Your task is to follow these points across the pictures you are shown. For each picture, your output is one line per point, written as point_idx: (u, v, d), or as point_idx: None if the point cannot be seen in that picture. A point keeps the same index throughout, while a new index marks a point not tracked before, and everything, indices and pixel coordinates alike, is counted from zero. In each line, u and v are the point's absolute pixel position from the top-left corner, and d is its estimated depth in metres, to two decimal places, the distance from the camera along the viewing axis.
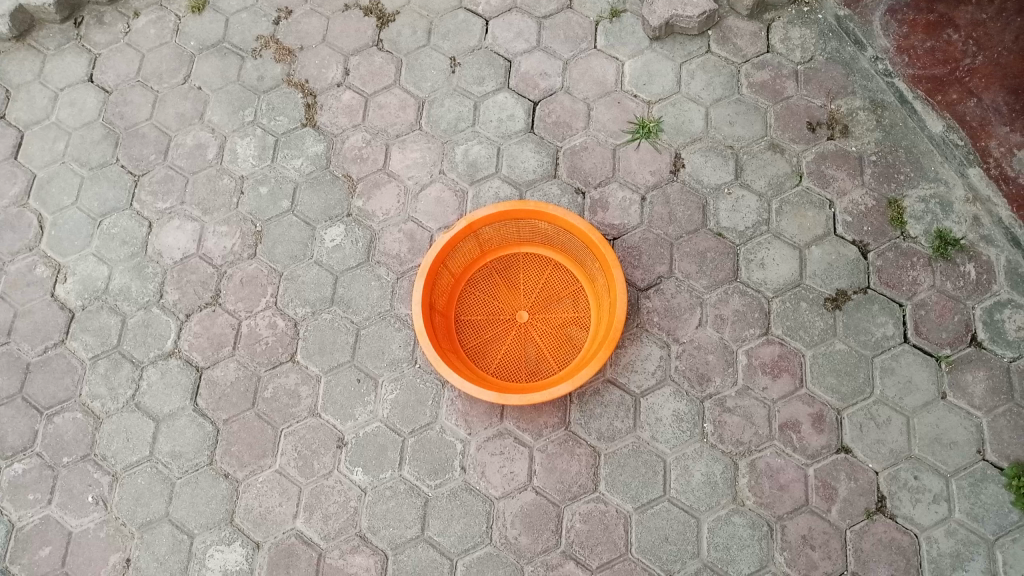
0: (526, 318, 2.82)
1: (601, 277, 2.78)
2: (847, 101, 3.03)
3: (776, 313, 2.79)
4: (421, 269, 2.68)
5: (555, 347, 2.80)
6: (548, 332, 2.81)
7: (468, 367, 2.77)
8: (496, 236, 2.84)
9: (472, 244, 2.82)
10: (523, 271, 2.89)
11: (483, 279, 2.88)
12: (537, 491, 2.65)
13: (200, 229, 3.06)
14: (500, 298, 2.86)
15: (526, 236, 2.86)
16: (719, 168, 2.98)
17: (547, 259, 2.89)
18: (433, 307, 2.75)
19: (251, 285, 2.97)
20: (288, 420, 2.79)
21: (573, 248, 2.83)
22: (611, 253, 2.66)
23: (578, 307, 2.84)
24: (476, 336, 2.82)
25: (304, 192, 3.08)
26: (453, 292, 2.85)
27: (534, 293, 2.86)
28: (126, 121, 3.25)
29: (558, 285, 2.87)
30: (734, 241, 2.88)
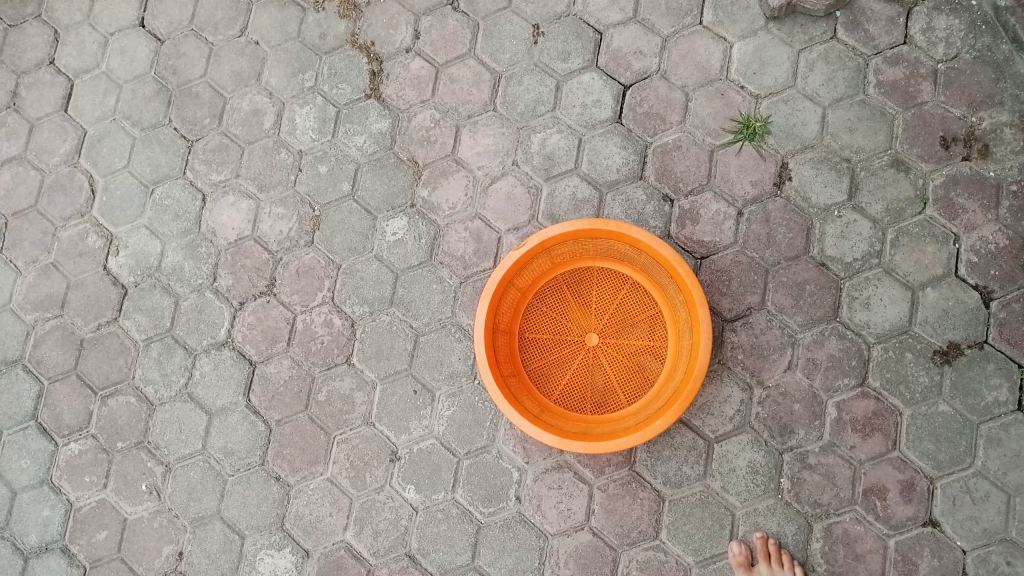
0: (596, 343, 2.58)
1: (684, 308, 2.51)
2: (991, 114, 2.61)
3: (876, 363, 2.52)
4: (485, 291, 2.44)
5: (626, 378, 2.57)
6: (619, 360, 2.58)
7: (530, 394, 2.57)
8: (570, 251, 2.56)
9: (542, 258, 2.55)
10: (597, 287, 2.61)
11: (551, 294, 2.62)
12: (595, 532, 2.53)
13: (255, 209, 2.87)
14: (569, 316, 2.61)
15: (602, 251, 2.57)
16: (830, 185, 2.64)
17: (623, 276, 2.60)
18: (496, 328, 2.53)
19: (307, 276, 2.79)
20: (341, 428, 2.67)
21: (654, 269, 2.54)
22: (699, 290, 2.38)
23: (654, 333, 2.58)
24: (540, 357, 2.60)
25: (366, 176, 2.84)
26: (518, 308, 2.61)
27: (606, 315, 2.60)
28: (179, 77, 2.99)
29: (633, 308, 2.60)
30: (837, 273, 2.57)
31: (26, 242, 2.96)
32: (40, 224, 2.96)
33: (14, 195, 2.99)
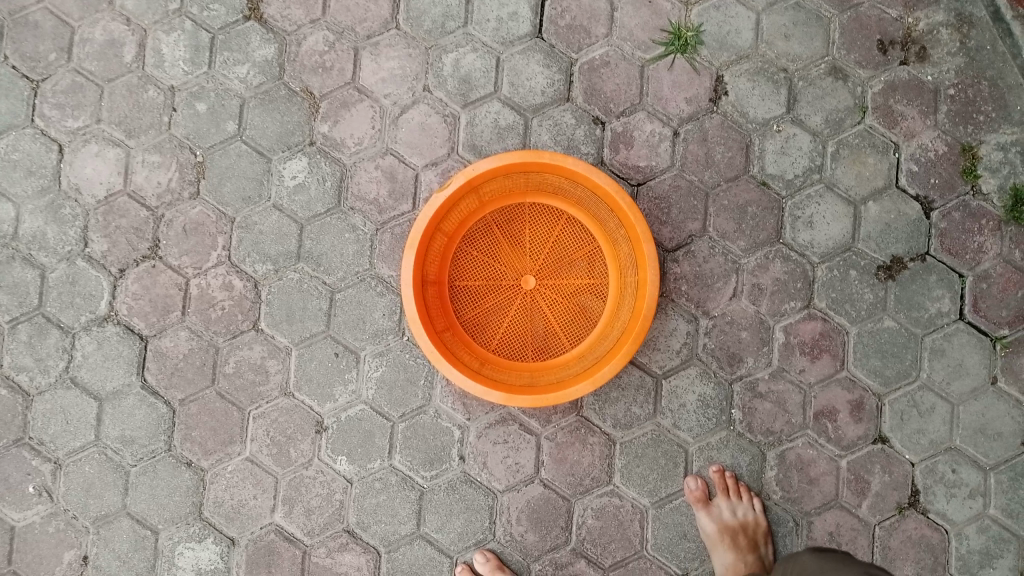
0: (535, 285, 2.37)
1: (625, 241, 2.32)
2: (928, 13, 2.49)
3: (821, 283, 2.41)
4: (409, 239, 2.19)
5: (569, 320, 2.38)
6: (559, 302, 2.38)
7: (467, 347, 2.35)
8: (499, 187, 2.32)
9: (470, 198, 2.30)
10: (530, 226, 2.38)
11: (482, 236, 2.38)
12: (545, 484, 2.33)
13: (124, 158, 2.46)
14: (502, 259, 2.38)
15: (533, 185, 2.33)
16: (768, 97, 2.46)
17: (559, 210, 2.38)
18: (425, 279, 2.29)
19: (197, 234, 2.44)
20: (256, 401, 2.37)
21: (591, 202, 2.33)
22: (642, 222, 2.19)
23: (594, 271, 2.39)
24: (475, 305, 2.38)
25: (253, 112, 2.46)
26: (446, 254, 2.36)
27: (543, 254, 2.38)
28: (10, 4, 2.48)
29: (570, 245, 2.39)
30: (779, 192, 2.44)
31: None
32: None
33: None
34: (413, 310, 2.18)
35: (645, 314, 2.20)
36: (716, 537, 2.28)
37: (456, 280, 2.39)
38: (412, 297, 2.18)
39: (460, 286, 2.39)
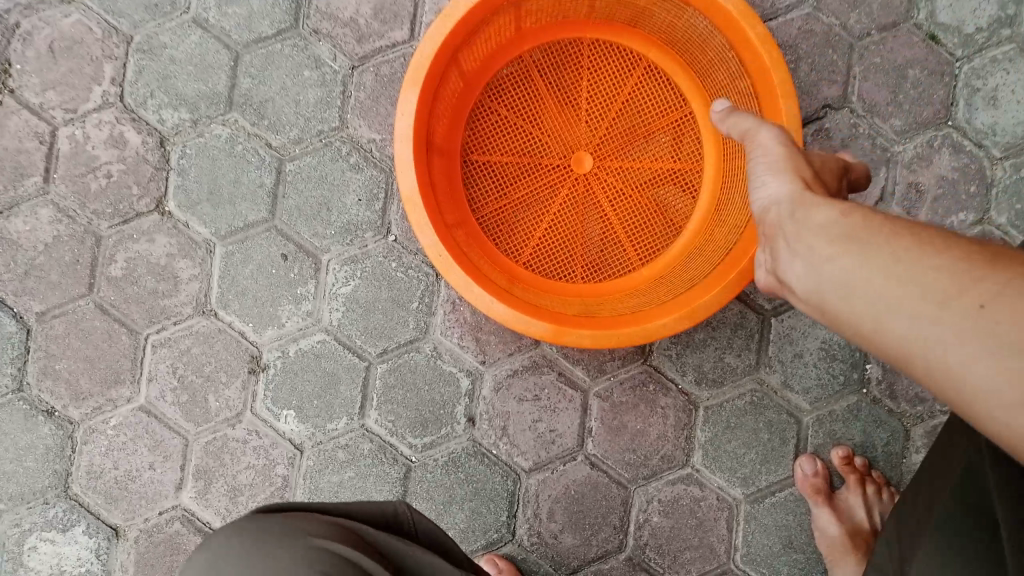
0: (590, 166, 1.57)
1: (742, 104, 1.46)
2: None
3: (1001, 190, 1.65)
4: (408, 70, 1.30)
5: (638, 221, 1.58)
6: (626, 196, 1.57)
7: (485, 253, 1.53)
8: (551, 6, 1.48)
9: (506, 17, 1.44)
10: (586, 77, 1.57)
11: (514, 85, 1.58)
12: (593, 464, 1.54)
13: None
14: (541, 127, 1.57)
15: (599, 10, 1.52)
16: None
17: (630, 55, 1.58)
18: (429, 141, 1.43)
19: (71, 58, 1.56)
20: (156, 321, 1.54)
21: (690, 39, 1.49)
22: (783, 68, 1.31)
23: (680, 150, 1.59)
24: (500, 190, 1.57)
25: None
26: (461, 108, 1.54)
27: (604, 120, 1.58)
28: None
29: (645, 109, 1.58)
30: (954, 51, 1.66)
31: None
32: None
33: None
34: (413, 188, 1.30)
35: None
36: (841, 543, 1.51)
37: (472, 151, 1.58)
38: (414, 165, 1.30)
39: (478, 160, 1.58)
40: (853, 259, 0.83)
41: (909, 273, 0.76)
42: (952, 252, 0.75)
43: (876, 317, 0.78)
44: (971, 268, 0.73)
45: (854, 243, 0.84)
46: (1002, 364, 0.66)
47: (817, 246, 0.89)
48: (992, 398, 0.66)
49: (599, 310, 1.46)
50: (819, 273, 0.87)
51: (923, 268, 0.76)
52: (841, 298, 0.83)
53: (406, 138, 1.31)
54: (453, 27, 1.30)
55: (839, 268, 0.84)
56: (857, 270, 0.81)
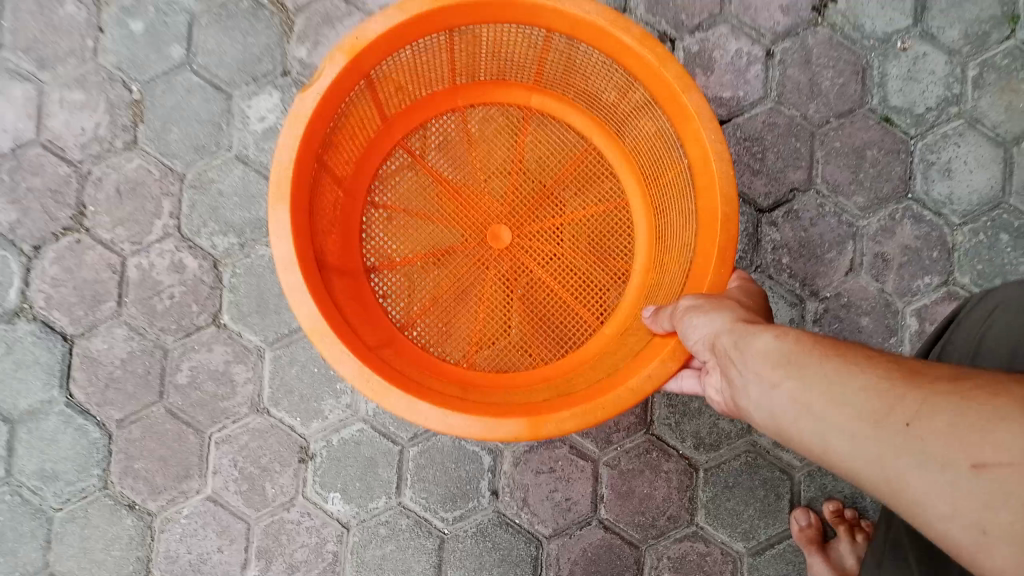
0: (509, 239, 1.65)
1: (640, 114, 1.49)
2: None
3: (962, 253, 1.84)
4: (268, 188, 1.25)
5: (570, 276, 1.64)
6: (555, 251, 1.64)
7: (422, 365, 1.55)
8: (410, 85, 1.54)
9: (365, 109, 1.48)
10: (486, 137, 1.67)
11: (404, 182, 1.65)
12: (608, 526, 1.76)
13: (36, 96, 1.86)
14: (451, 200, 1.65)
15: (468, 68, 1.59)
16: (890, 4, 1.88)
17: (511, 112, 1.67)
18: (323, 263, 1.43)
19: (134, 198, 1.82)
20: (218, 421, 1.79)
21: (564, 66, 1.53)
22: (672, 61, 1.30)
23: (598, 186, 1.66)
24: (428, 284, 1.64)
25: (206, 32, 1.84)
26: (349, 222, 1.58)
27: (508, 184, 1.66)
28: None
29: (549, 157, 1.66)
30: (907, 130, 1.86)
31: None
32: None
33: None
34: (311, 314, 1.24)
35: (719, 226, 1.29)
36: None
37: (378, 262, 1.63)
38: (305, 290, 1.24)
39: (387, 271, 1.63)
40: (792, 382, 0.95)
41: (845, 398, 0.88)
42: (876, 371, 0.88)
43: (825, 439, 0.90)
44: (894, 389, 0.85)
45: (789, 369, 0.97)
46: (959, 490, 0.75)
47: (754, 370, 1.02)
48: (954, 523, 0.75)
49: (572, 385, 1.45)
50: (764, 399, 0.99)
51: (853, 389, 0.88)
52: (796, 422, 0.95)
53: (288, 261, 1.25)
54: (304, 125, 1.28)
55: (784, 394, 0.96)
56: (802, 396, 0.94)
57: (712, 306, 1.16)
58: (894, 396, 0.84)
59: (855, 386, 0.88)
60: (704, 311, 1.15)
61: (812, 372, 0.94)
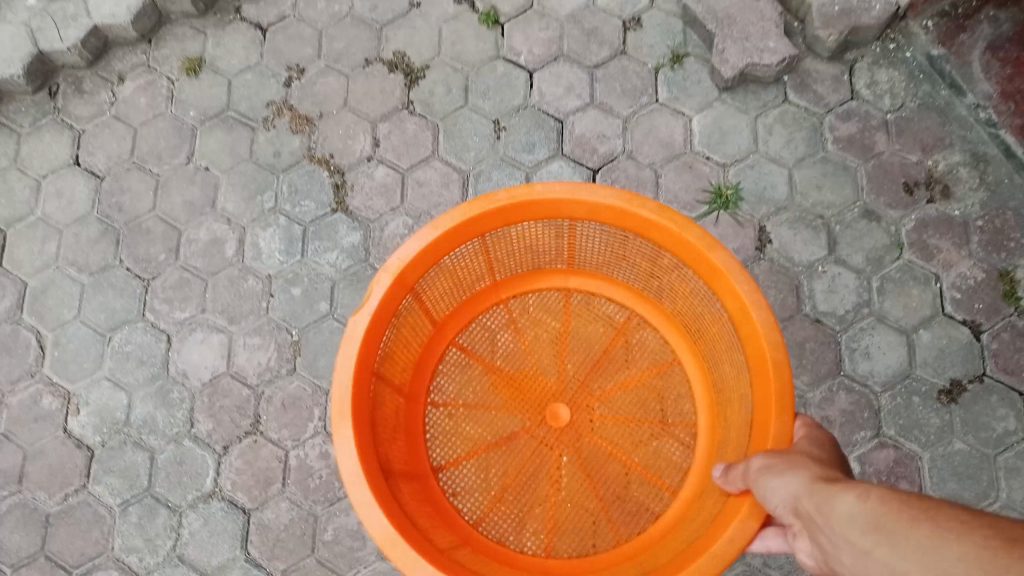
0: (566, 417, 2.25)
1: (671, 270, 2.09)
2: (945, 154, 2.76)
3: (887, 411, 2.54)
4: (330, 410, 1.78)
5: (617, 435, 2.24)
6: (612, 407, 2.25)
7: (483, 551, 2.09)
8: (450, 287, 2.19)
9: (416, 315, 2.13)
10: (540, 313, 2.34)
11: (464, 378, 2.29)
12: None
13: (227, 342, 2.71)
14: (517, 382, 2.28)
15: (503, 266, 2.26)
16: (810, 242, 2.71)
17: (556, 295, 2.35)
18: (393, 470, 1.99)
19: (294, 409, 2.62)
20: (354, 566, 2.50)
21: (584, 245, 2.19)
22: (693, 227, 1.90)
23: (641, 341, 2.31)
24: (495, 471, 2.22)
25: (343, 292, 2.73)
26: (415, 422, 2.22)
27: (558, 369, 2.29)
28: (126, 215, 2.87)
29: (592, 324, 2.33)
30: (833, 327, 2.62)
31: None
32: None
33: None
34: (380, 526, 1.70)
35: (775, 362, 1.77)
36: None
37: (440, 464, 2.22)
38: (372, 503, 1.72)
39: (452, 466, 2.22)
40: (883, 547, 1.18)
41: (942, 567, 1.07)
42: (962, 543, 1.06)
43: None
44: None
45: (882, 534, 1.19)
46: None
47: (838, 524, 1.29)
48: None
49: (654, 563, 1.94)
50: (860, 559, 1.23)
51: (953, 560, 1.06)
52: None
53: (355, 476, 1.73)
54: (358, 343, 1.84)
55: (881, 559, 1.17)
56: (900, 562, 1.14)
57: (789, 471, 1.48)
58: (989, 570, 1.01)
59: (948, 555, 1.07)
60: (788, 474, 1.47)
61: (889, 527, 1.18)
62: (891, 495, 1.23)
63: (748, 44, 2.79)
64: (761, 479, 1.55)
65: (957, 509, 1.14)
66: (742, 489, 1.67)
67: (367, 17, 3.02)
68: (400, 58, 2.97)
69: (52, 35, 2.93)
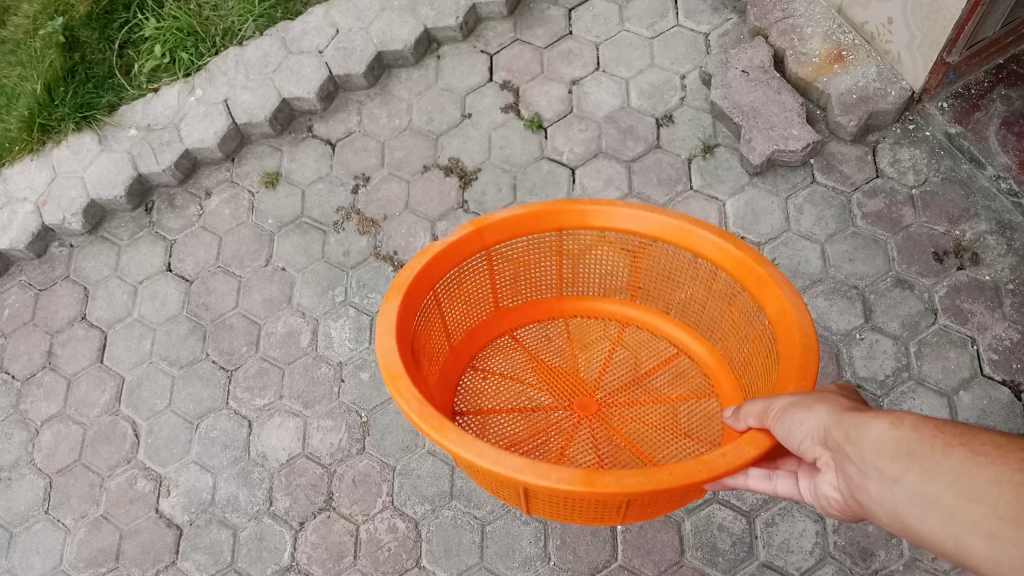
0: (596, 407, 2.37)
1: (723, 296, 2.22)
2: (972, 224, 2.90)
3: None
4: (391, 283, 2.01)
5: (642, 435, 2.32)
6: (637, 412, 2.36)
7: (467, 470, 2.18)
8: (522, 279, 2.43)
9: (483, 282, 2.36)
10: (591, 332, 2.52)
11: (513, 356, 2.48)
12: None
13: (303, 426, 2.94)
14: (548, 375, 2.43)
15: (572, 279, 2.48)
16: (846, 311, 2.84)
17: (619, 322, 2.53)
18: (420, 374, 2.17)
19: (364, 485, 2.83)
20: None
21: (652, 273, 2.36)
22: (752, 248, 2.03)
23: (680, 372, 2.42)
24: (512, 429, 2.33)
25: None
26: (455, 371, 2.42)
27: (598, 374, 2.43)
28: (212, 313, 3.17)
29: (638, 351, 2.47)
30: (875, 392, 2.71)
31: (72, 498, 2.96)
32: (87, 477, 2.98)
33: (57, 452, 3.03)
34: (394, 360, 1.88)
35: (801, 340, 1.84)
36: None
37: (461, 410, 2.39)
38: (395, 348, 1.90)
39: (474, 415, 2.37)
40: (914, 473, 1.24)
41: (975, 491, 1.15)
42: (997, 468, 1.15)
43: (956, 534, 1.15)
44: None
45: (912, 462, 1.25)
46: None
47: (866, 448, 1.34)
48: None
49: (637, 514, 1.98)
50: (885, 485, 1.29)
51: (984, 484, 1.14)
52: (916, 503, 1.23)
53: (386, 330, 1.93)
54: (428, 260, 2.07)
55: (909, 485, 1.24)
56: (927, 485, 1.21)
57: (822, 404, 1.54)
58: None
59: (982, 480, 1.15)
60: (818, 408, 1.52)
61: (920, 453, 1.25)
62: (922, 421, 1.30)
63: (774, 133, 3.03)
64: (786, 417, 1.60)
65: (988, 434, 1.22)
66: (754, 422, 1.74)
67: (424, 128, 3.37)
68: (455, 162, 3.28)
69: (149, 159, 3.33)
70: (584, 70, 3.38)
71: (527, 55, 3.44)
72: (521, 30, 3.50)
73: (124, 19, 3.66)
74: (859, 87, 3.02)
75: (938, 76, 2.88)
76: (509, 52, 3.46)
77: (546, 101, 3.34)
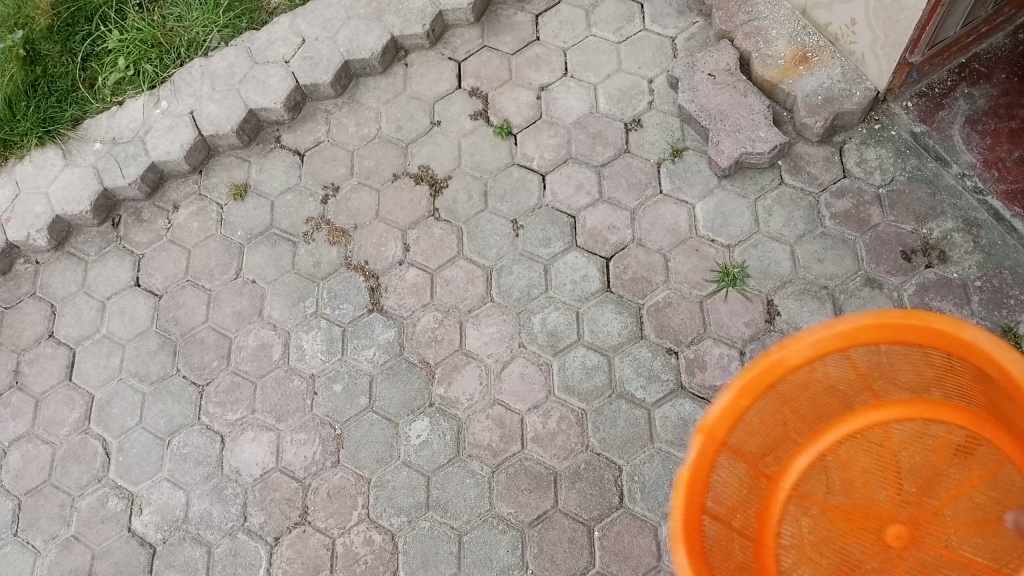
0: (903, 540, 1.86)
1: (924, 353, 1.79)
2: (938, 223, 2.93)
3: None
4: None
5: (969, 543, 1.80)
6: (958, 506, 1.83)
7: None
8: (766, 447, 1.89)
9: (736, 483, 1.85)
10: (853, 452, 1.93)
11: (809, 533, 1.89)
12: None
13: (276, 440, 2.92)
14: (849, 525, 1.90)
15: (820, 416, 1.94)
16: (817, 312, 2.86)
17: (875, 430, 1.92)
18: None
19: (340, 497, 2.81)
20: None
21: (895, 369, 1.86)
22: (939, 316, 1.71)
23: (953, 438, 1.86)
24: None
25: (381, 385, 2.94)
26: None
27: (888, 488, 1.92)
28: (182, 327, 3.14)
29: (901, 446, 1.92)
30: None
31: (42, 520, 2.92)
32: (57, 497, 2.94)
33: (26, 473, 2.99)
34: None
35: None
36: None
37: None
38: None
39: None
40: None
41: None
42: None
43: None
44: None
45: None
46: None
47: None
48: None
49: None
50: None
51: None
52: None
53: None
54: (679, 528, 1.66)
55: None
56: None
57: None
58: None
59: None
60: None
61: None
62: None
63: (742, 135, 3.04)
64: None
65: None
66: None
67: (394, 136, 3.35)
68: (425, 170, 3.26)
69: (115, 173, 3.29)
70: (552, 75, 3.38)
71: (495, 62, 3.43)
72: (488, 36, 3.49)
73: (86, 31, 3.61)
74: (824, 88, 3.04)
75: (902, 75, 2.91)
76: (477, 59, 3.45)
77: (515, 107, 3.34)
